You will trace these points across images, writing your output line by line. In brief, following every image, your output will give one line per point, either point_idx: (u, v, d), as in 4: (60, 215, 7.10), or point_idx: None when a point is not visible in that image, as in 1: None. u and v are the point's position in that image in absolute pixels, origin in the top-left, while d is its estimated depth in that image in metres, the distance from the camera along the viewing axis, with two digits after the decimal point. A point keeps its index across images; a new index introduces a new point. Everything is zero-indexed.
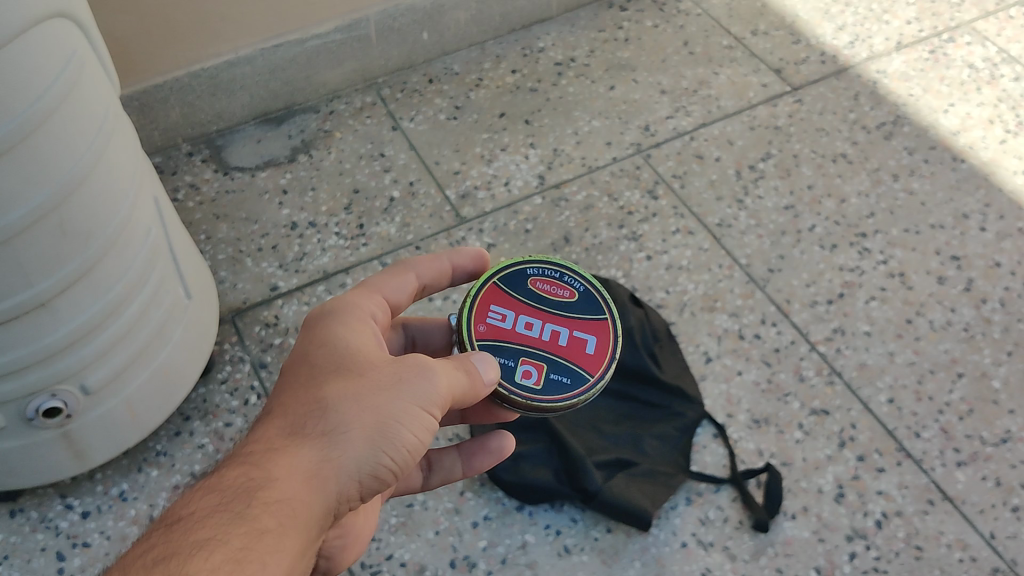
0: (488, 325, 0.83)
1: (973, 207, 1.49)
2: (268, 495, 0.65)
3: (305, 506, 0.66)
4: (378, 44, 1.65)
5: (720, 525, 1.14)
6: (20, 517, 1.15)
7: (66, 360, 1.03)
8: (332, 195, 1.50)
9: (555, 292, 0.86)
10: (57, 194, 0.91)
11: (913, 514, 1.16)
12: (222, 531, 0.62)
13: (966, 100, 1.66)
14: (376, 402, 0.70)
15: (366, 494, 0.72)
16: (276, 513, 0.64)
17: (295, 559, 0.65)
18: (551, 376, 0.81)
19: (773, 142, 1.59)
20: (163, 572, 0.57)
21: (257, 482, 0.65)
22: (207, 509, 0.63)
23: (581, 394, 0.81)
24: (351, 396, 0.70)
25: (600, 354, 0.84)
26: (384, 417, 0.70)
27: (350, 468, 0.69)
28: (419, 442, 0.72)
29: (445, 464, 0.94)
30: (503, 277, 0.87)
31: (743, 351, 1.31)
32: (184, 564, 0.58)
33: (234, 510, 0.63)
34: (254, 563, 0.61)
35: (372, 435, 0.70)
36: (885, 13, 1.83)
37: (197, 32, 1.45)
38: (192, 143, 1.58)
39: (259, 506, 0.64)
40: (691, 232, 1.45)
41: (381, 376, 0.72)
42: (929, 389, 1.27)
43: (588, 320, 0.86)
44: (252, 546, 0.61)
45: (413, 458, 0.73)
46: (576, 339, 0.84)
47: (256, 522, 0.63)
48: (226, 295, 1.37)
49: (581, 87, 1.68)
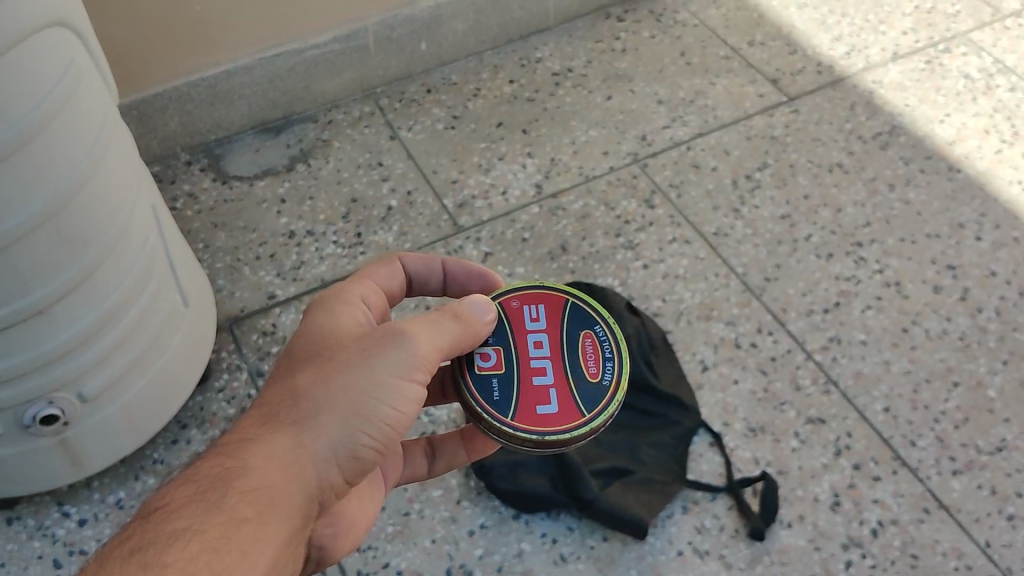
0: (520, 312, 0.86)
1: (968, 216, 1.49)
2: (243, 484, 0.66)
3: (282, 491, 0.68)
4: (377, 54, 1.66)
5: (716, 533, 1.15)
6: (17, 525, 1.15)
7: (63, 367, 1.04)
8: (330, 204, 1.51)
9: (588, 361, 0.84)
10: (57, 201, 0.92)
11: (909, 522, 1.16)
12: (199, 522, 0.63)
13: (962, 110, 1.66)
14: (348, 382, 0.72)
15: (351, 475, 0.74)
16: (252, 501, 0.66)
17: (278, 546, 0.66)
18: (491, 382, 0.81)
19: (769, 152, 1.59)
20: (140, 564, 0.59)
21: (233, 471, 0.67)
22: (184, 500, 0.65)
23: (491, 419, 0.80)
24: (326, 380, 0.72)
25: (541, 417, 0.80)
26: (358, 399, 0.72)
27: (327, 448, 0.71)
28: (399, 415, 0.73)
29: (448, 450, 0.95)
30: (576, 308, 0.87)
31: (739, 359, 1.31)
32: (160, 555, 0.60)
33: (210, 500, 0.65)
34: (233, 553, 0.63)
35: (344, 414, 0.71)
36: (881, 23, 1.84)
37: (197, 41, 1.47)
38: (191, 152, 1.58)
39: (235, 495, 0.65)
40: (688, 241, 1.46)
41: (351, 354, 0.73)
42: (924, 398, 1.27)
43: (574, 401, 0.81)
44: (229, 535, 0.63)
45: (395, 434, 0.74)
46: (543, 391, 0.81)
47: (233, 512, 0.65)
48: (224, 303, 1.37)
49: (578, 97, 1.69)
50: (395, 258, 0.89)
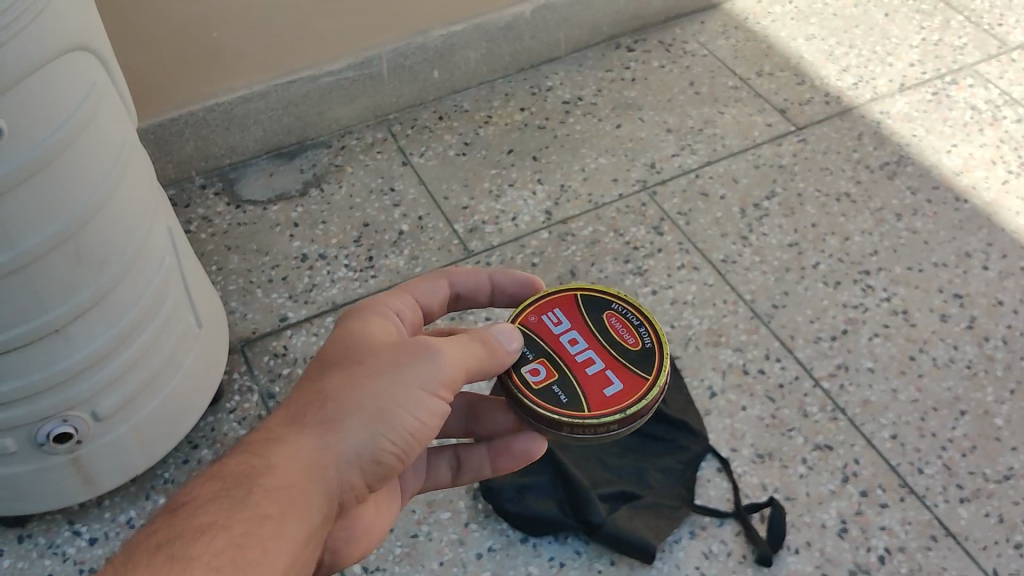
0: (538, 320, 0.88)
1: (975, 246, 1.50)
2: (267, 483, 0.68)
3: (304, 493, 0.70)
4: (390, 81, 1.68)
5: (724, 559, 1.15)
6: (27, 543, 1.16)
7: (78, 385, 1.05)
8: (342, 228, 1.52)
9: (622, 334, 0.87)
10: (75, 222, 0.94)
11: (916, 550, 1.16)
12: (223, 518, 0.65)
13: (968, 141, 1.68)
14: (377, 387, 0.74)
15: (370, 479, 0.76)
16: (275, 499, 0.67)
17: (298, 546, 0.68)
18: (552, 385, 0.82)
19: (777, 181, 1.61)
20: (164, 556, 0.61)
21: (257, 469, 0.69)
22: (209, 496, 0.67)
23: (566, 417, 0.80)
24: (352, 384, 0.74)
25: (616, 399, 0.82)
26: (385, 402, 0.73)
27: (352, 451, 0.73)
28: (422, 422, 0.75)
29: (474, 462, 0.93)
30: (587, 295, 0.90)
31: (747, 386, 1.32)
32: (187, 548, 0.62)
33: (236, 496, 0.67)
34: (255, 550, 0.64)
35: (368, 421, 0.73)
36: (888, 55, 1.86)
37: (213, 68, 1.49)
38: (205, 176, 1.60)
39: (260, 493, 0.67)
40: (696, 267, 1.47)
41: (379, 361, 0.75)
42: (932, 425, 1.28)
43: (631, 373, 0.84)
44: (251, 531, 0.65)
45: (417, 440, 0.76)
46: (600, 375, 0.83)
47: (257, 509, 0.66)
48: (236, 325, 1.39)
49: (588, 125, 1.71)
50: (441, 275, 0.91)
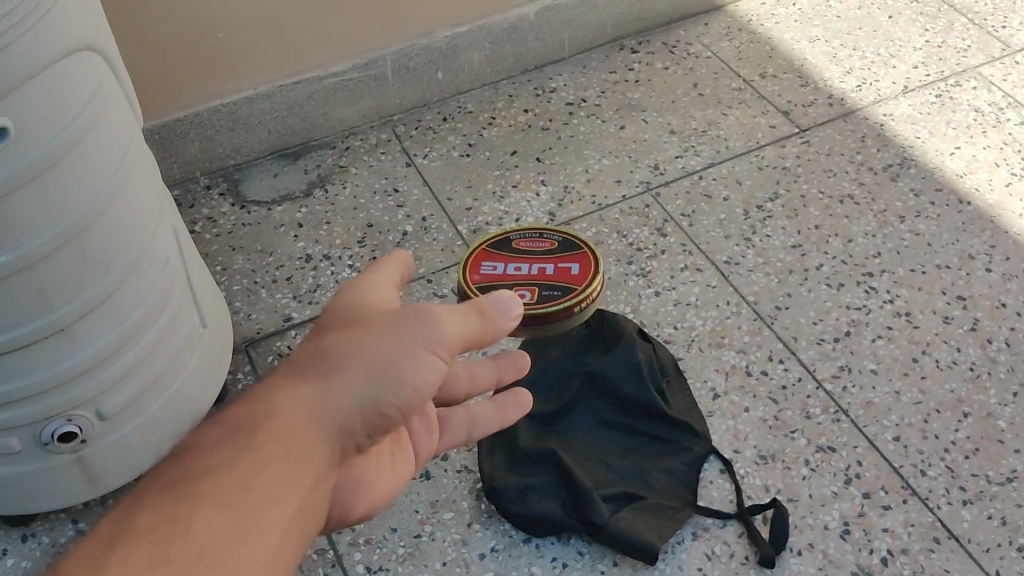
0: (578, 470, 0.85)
1: (978, 248, 1.50)
2: (273, 425, 0.62)
3: (312, 437, 0.64)
4: (394, 83, 1.69)
5: (726, 560, 1.15)
6: (31, 542, 1.16)
7: (83, 385, 1.05)
8: (346, 229, 1.53)
9: None
10: (81, 222, 0.94)
11: (918, 552, 1.16)
12: (229, 458, 0.59)
13: (971, 143, 1.68)
14: (375, 347, 0.70)
15: (374, 431, 0.71)
16: (283, 439, 0.62)
17: (307, 493, 0.62)
18: None
19: (781, 182, 1.61)
20: (173, 499, 0.54)
21: (259, 415, 0.63)
22: (212, 441, 0.61)
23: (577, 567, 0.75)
24: (352, 343, 0.71)
25: None
26: (387, 361, 0.70)
27: (355, 399, 0.68)
28: (423, 379, 0.72)
29: None
30: None
31: (750, 387, 1.32)
32: (194, 487, 0.55)
33: (241, 437, 0.61)
34: (263, 488, 0.58)
35: (371, 371, 0.69)
36: (892, 57, 1.86)
37: (218, 69, 1.50)
38: (210, 176, 1.61)
39: (266, 432, 0.61)
40: (699, 269, 1.47)
41: (377, 329, 0.72)
42: (934, 427, 1.28)
43: None
44: (256, 467, 0.59)
45: (420, 397, 0.72)
46: None
47: (263, 450, 0.60)
48: (241, 325, 1.39)
49: (591, 126, 1.71)
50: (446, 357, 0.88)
